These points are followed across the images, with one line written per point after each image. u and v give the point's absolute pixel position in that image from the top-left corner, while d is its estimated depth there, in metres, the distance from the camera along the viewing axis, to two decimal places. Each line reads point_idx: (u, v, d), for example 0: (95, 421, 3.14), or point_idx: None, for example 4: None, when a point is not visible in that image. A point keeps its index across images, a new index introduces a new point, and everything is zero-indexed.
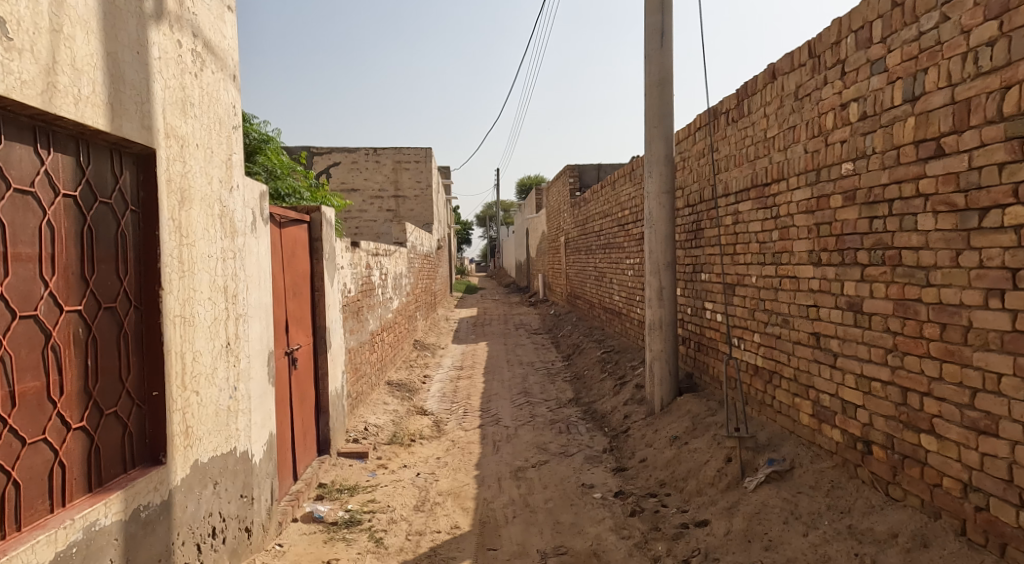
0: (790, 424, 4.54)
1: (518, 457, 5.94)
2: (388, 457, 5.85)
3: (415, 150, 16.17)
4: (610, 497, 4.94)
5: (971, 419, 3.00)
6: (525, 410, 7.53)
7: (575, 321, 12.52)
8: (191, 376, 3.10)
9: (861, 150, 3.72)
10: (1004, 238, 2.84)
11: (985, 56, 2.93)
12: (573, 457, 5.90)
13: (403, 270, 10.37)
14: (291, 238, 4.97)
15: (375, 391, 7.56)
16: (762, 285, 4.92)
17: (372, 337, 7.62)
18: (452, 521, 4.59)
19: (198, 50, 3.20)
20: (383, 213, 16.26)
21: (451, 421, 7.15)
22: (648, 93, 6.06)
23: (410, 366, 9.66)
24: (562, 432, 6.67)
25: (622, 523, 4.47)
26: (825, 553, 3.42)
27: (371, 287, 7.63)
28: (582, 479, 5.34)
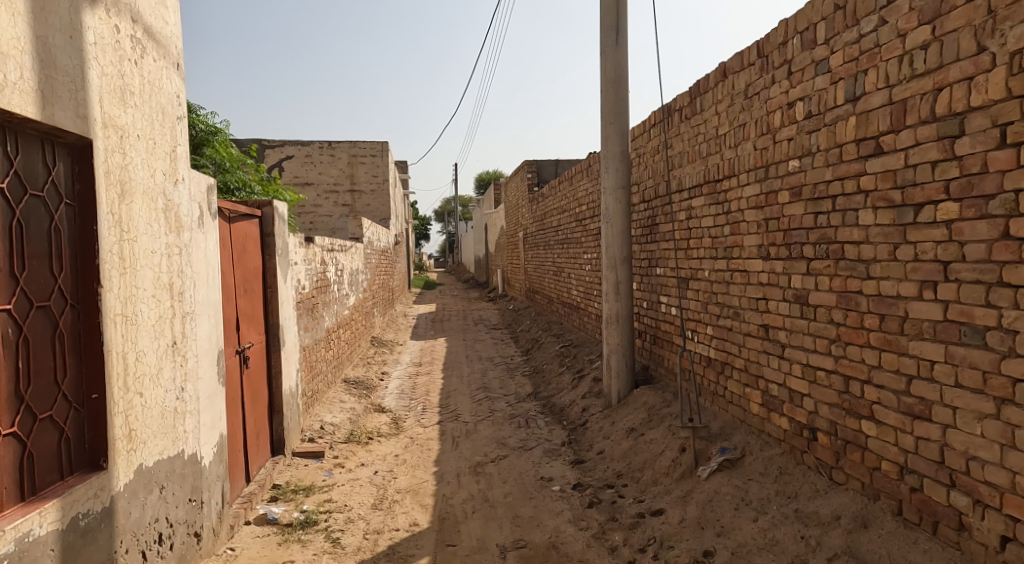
0: (741, 414, 4.69)
1: (478, 452, 5.98)
2: (345, 456, 5.83)
3: (370, 143, 15.99)
4: (568, 489, 5.02)
5: (906, 405, 3.14)
6: (484, 405, 7.57)
7: (533, 316, 12.61)
8: (135, 377, 3.06)
9: (807, 148, 3.85)
10: (937, 233, 2.95)
11: (919, 59, 3.04)
12: (532, 451, 5.97)
13: (359, 266, 10.28)
14: (241, 233, 4.90)
15: (332, 390, 7.50)
16: (714, 278, 5.05)
17: (328, 334, 7.54)
18: (411, 518, 4.61)
19: (137, 36, 3.14)
20: (338, 208, 16.05)
21: (409, 418, 7.15)
22: (604, 91, 6.15)
23: (367, 363, 9.60)
24: (521, 426, 6.73)
25: (579, 515, 4.55)
26: (773, 537, 3.55)
27: (326, 283, 7.55)
28: (541, 472, 5.41)
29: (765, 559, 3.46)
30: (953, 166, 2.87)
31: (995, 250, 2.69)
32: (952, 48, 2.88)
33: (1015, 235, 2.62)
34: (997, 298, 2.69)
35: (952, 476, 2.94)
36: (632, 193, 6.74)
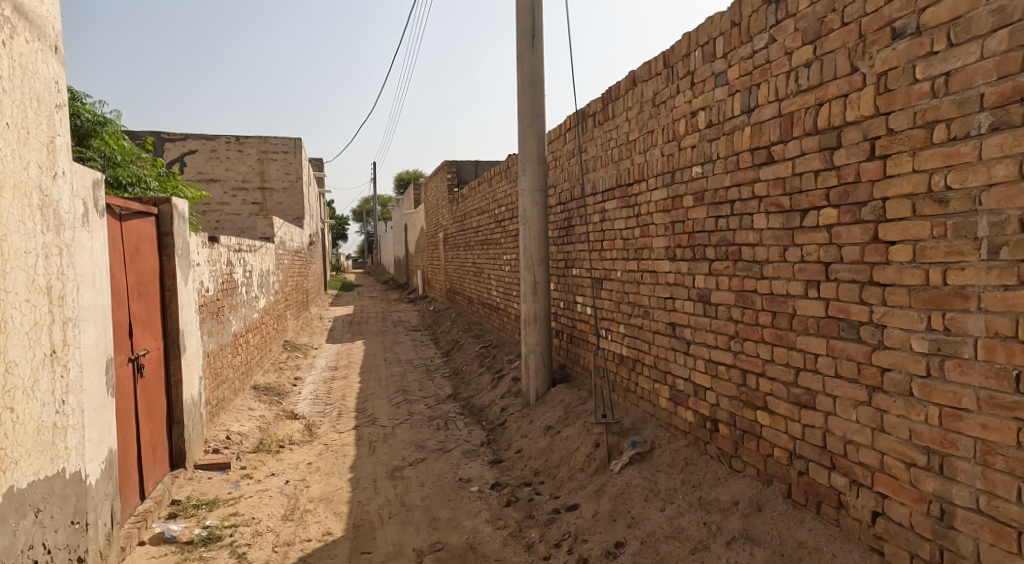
0: (651, 408, 4.92)
1: (396, 456, 5.97)
2: (253, 466, 5.70)
3: (281, 139, 15.58)
4: (486, 489, 5.10)
5: (794, 395, 3.40)
6: (403, 408, 7.56)
7: (453, 317, 12.66)
8: (4, 390, 2.92)
9: (708, 155, 4.08)
10: (820, 236, 3.19)
11: (803, 76, 3.29)
12: (450, 452, 6.02)
13: (270, 267, 10.00)
14: (134, 232, 4.72)
15: (239, 398, 7.28)
16: (626, 279, 5.26)
17: (235, 338, 7.31)
18: (324, 527, 4.58)
19: (6, 15, 2.99)
20: (248, 206, 15.50)
21: (324, 424, 7.05)
22: (520, 94, 6.28)
23: (279, 368, 9.37)
24: (440, 428, 6.77)
25: (497, 514, 4.64)
26: (679, 525, 3.74)
27: (233, 286, 7.34)
28: (460, 474, 5.47)
29: (671, 546, 3.64)
30: (832, 175, 3.09)
31: (867, 252, 2.89)
32: (830, 67, 3.10)
33: (883, 239, 2.80)
34: (869, 297, 2.88)
35: (833, 459, 3.16)
36: (549, 195, 6.90)
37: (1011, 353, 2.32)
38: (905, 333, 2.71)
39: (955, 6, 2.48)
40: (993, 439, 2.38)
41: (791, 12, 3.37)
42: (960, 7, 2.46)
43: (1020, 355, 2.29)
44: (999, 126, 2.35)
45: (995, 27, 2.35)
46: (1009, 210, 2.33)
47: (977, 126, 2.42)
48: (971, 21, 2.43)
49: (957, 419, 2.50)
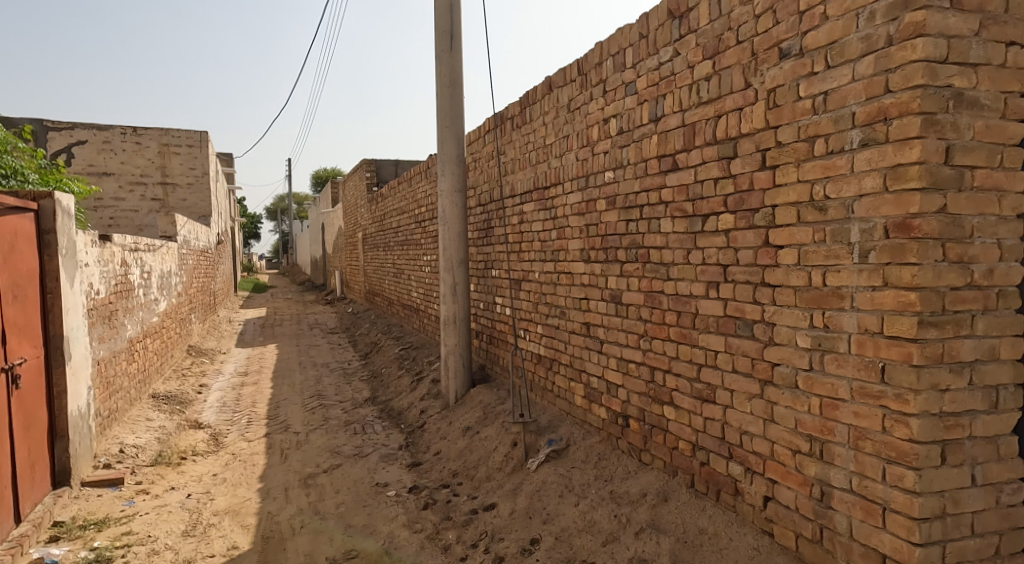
0: (566, 406, 5.06)
1: (309, 463, 5.88)
2: (150, 481, 5.47)
3: (186, 132, 14.98)
4: (403, 493, 5.11)
5: (697, 390, 3.59)
6: (318, 413, 7.44)
7: (372, 319, 12.52)
8: None
9: (619, 161, 4.26)
10: (719, 240, 3.39)
11: (704, 88, 3.49)
12: (367, 457, 5.98)
13: (172, 267, 9.57)
14: (8, 229, 4.45)
15: (136, 408, 6.96)
16: (543, 280, 5.39)
17: (130, 344, 6.97)
18: (230, 541, 4.47)
19: None
20: (147, 202, 14.72)
21: (231, 432, 6.84)
22: (439, 94, 6.31)
23: (182, 375, 8.98)
24: (357, 432, 6.71)
25: (414, 517, 4.66)
26: (592, 519, 3.88)
27: (128, 288, 7.00)
28: (376, 478, 5.44)
29: (584, 540, 3.77)
30: (729, 183, 3.30)
31: (760, 255, 3.10)
32: (726, 82, 3.31)
33: (773, 243, 3.02)
34: (761, 296, 3.10)
35: (730, 449, 3.37)
36: (469, 196, 6.97)
37: (878, 348, 2.54)
38: (791, 330, 2.93)
39: (831, 31, 2.70)
40: (863, 426, 2.60)
41: (692, 28, 3.56)
42: (835, 33, 2.68)
43: (885, 349, 2.51)
44: (867, 142, 2.57)
45: (864, 53, 2.57)
46: (876, 218, 2.55)
47: (849, 141, 2.63)
48: (844, 46, 2.65)
49: (834, 408, 2.72)
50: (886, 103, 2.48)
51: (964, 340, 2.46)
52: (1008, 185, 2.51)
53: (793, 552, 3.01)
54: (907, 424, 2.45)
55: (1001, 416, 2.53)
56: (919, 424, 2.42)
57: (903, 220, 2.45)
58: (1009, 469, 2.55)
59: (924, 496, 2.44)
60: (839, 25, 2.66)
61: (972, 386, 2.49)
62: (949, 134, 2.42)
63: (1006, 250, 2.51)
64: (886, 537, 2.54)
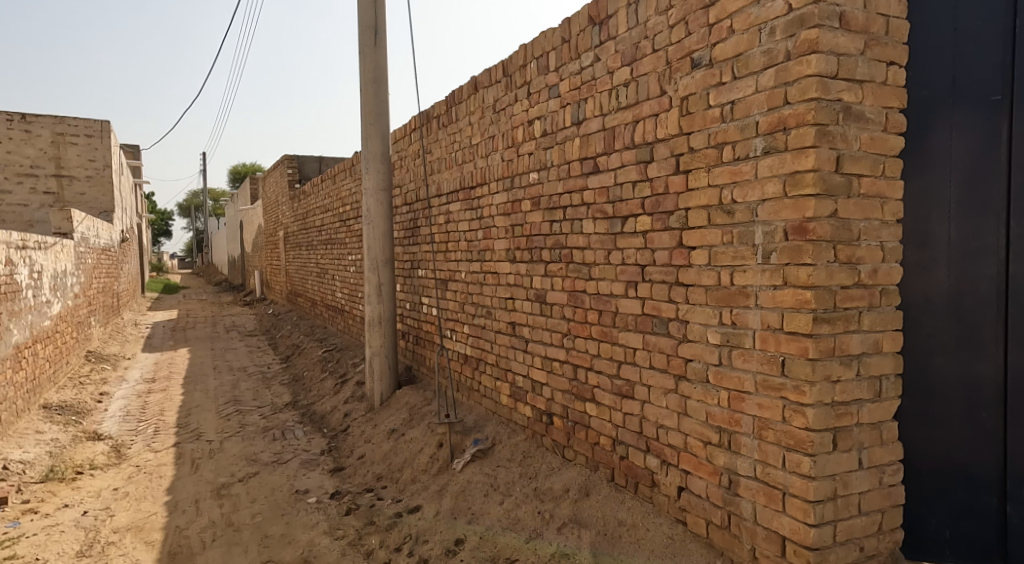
0: (492, 406, 5.12)
1: (223, 473, 5.70)
2: (40, 499, 5.18)
3: (84, 122, 14.22)
4: (324, 499, 5.03)
5: (617, 386, 3.71)
6: (234, 420, 7.21)
7: (294, 321, 12.23)
8: None
9: (543, 163, 4.34)
10: (637, 241, 3.52)
11: (622, 94, 3.60)
12: (287, 463, 5.85)
13: (66, 267, 9.05)
14: None
15: (25, 420, 6.54)
16: (469, 280, 5.43)
17: (16, 351, 6.55)
18: (131, 559, 4.29)
19: None
20: (38, 195, 13.90)
21: (135, 443, 6.54)
22: (363, 90, 6.25)
23: (80, 383, 8.49)
24: (276, 439, 6.55)
25: (336, 524, 4.59)
26: (516, 517, 3.93)
27: (13, 290, 6.59)
28: (296, 485, 5.33)
29: (508, 538, 3.81)
30: (646, 186, 3.43)
31: (674, 256, 3.23)
32: (643, 88, 3.43)
33: (686, 244, 3.16)
34: (676, 295, 3.24)
35: (647, 443, 3.50)
36: (394, 195, 6.94)
37: (779, 343, 2.70)
38: (703, 327, 3.08)
39: (737, 44, 2.86)
40: (766, 416, 2.76)
41: (612, 34, 3.67)
42: (740, 46, 2.84)
43: (785, 344, 2.67)
44: (770, 149, 2.72)
45: (766, 66, 2.73)
46: (776, 221, 2.70)
47: (753, 149, 2.79)
48: (748, 59, 2.80)
49: (741, 400, 2.88)
50: (785, 113, 2.65)
51: (853, 335, 2.65)
52: (891, 192, 2.72)
53: (704, 538, 3.15)
54: (804, 413, 2.61)
55: (884, 404, 2.73)
56: (814, 413, 2.59)
57: (800, 223, 2.62)
58: (891, 452, 2.76)
59: (818, 480, 2.61)
60: (744, 39, 2.82)
61: (860, 377, 2.69)
62: (839, 144, 2.60)
63: (888, 251, 2.73)
64: (785, 519, 2.71)
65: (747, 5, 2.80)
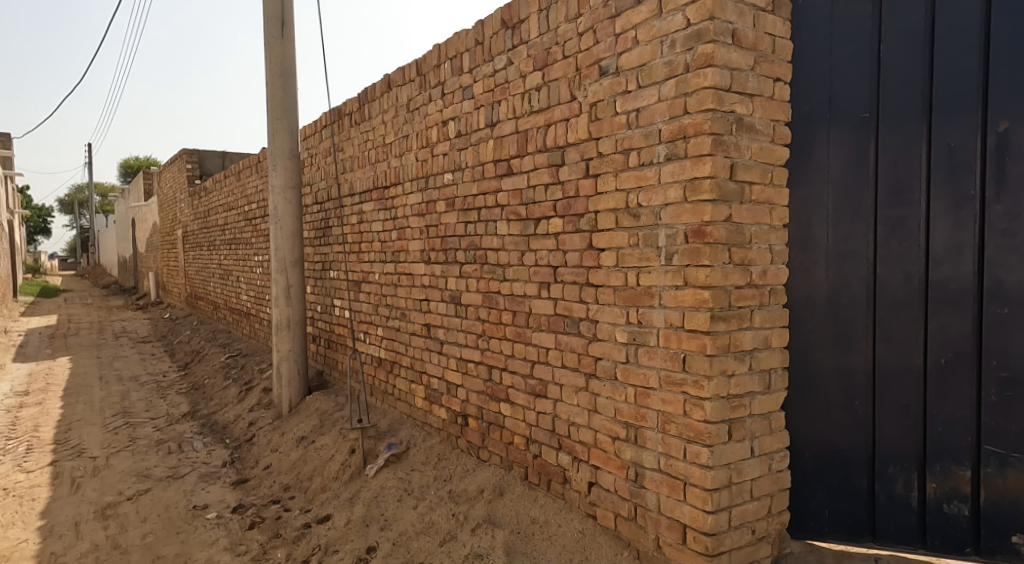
0: (407, 409, 5.10)
1: (109, 491, 5.38)
2: None
3: None
4: (225, 514, 4.83)
5: (530, 385, 3.78)
6: (123, 434, 6.82)
7: (193, 326, 11.71)
8: None
9: (458, 163, 4.37)
10: (550, 243, 3.60)
11: (535, 98, 3.68)
12: (184, 478, 5.59)
13: None
14: None
15: None
16: (383, 281, 5.38)
17: None
18: None
19: None
20: None
21: (4, 464, 6.06)
22: (270, 84, 6.08)
23: None
24: (171, 452, 6.25)
25: (237, 539, 4.43)
26: (430, 520, 3.92)
27: None
28: (194, 501, 5.09)
29: (422, 542, 3.79)
30: (558, 189, 3.52)
31: (585, 258, 3.34)
32: (554, 93, 3.52)
33: (596, 246, 3.26)
34: (586, 296, 3.34)
35: (559, 440, 3.59)
36: (304, 194, 6.79)
37: (680, 340, 2.83)
38: (611, 327, 3.19)
39: (641, 54, 2.98)
40: (669, 411, 2.90)
41: (524, 39, 3.75)
42: (644, 56, 2.97)
43: (686, 342, 2.81)
44: (671, 156, 2.86)
45: (668, 76, 2.86)
46: (677, 225, 2.84)
47: (657, 155, 2.92)
48: (651, 69, 2.93)
49: (646, 396, 3.00)
50: (685, 122, 2.78)
51: (746, 331, 2.82)
52: (778, 199, 2.92)
53: (613, 531, 3.26)
54: (702, 407, 2.75)
55: (774, 396, 2.93)
56: (711, 406, 2.73)
57: (698, 226, 2.76)
58: (779, 440, 2.95)
59: (715, 469, 2.76)
60: (647, 50, 2.95)
61: (751, 371, 2.86)
62: (733, 153, 2.76)
63: (777, 254, 2.92)
64: (686, 508, 2.84)
65: (650, 17, 2.93)
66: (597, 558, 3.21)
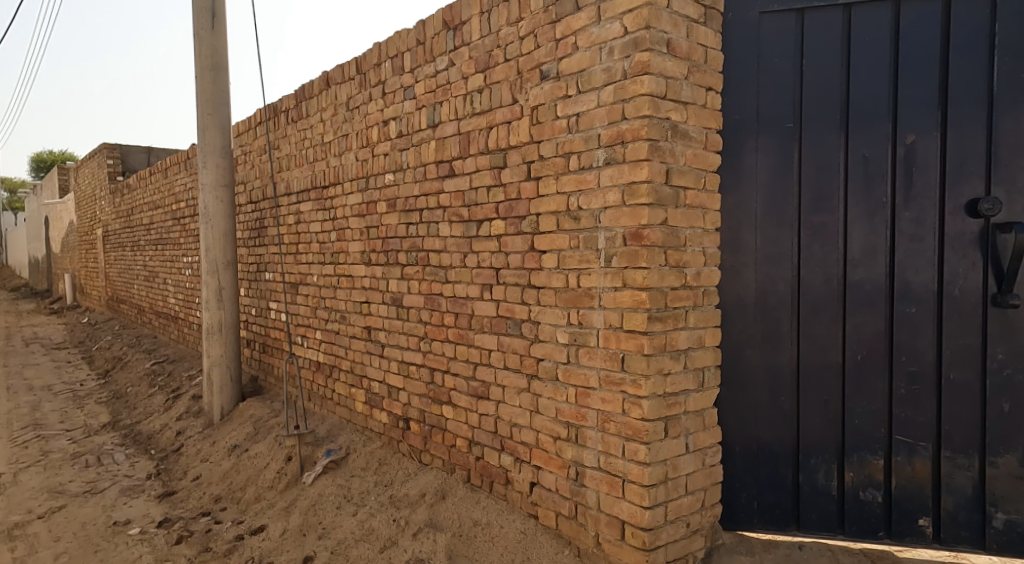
0: (347, 414, 5.02)
1: (18, 509, 5.07)
2: None
3: None
4: (150, 529, 4.62)
5: (472, 388, 3.79)
6: (35, 448, 6.44)
7: (115, 331, 11.18)
8: None
9: (399, 164, 4.34)
10: (492, 245, 3.62)
11: (476, 100, 3.70)
12: (104, 492, 5.32)
13: None
14: None
15: None
16: (322, 283, 5.29)
17: None
18: None
19: None
20: None
21: None
22: (200, 78, 5.89)
23: None
24: (90, 465, 5.94)
25: (164, 554, 4.24)
26: (370, 527, 3.87)
27: None
28: (115, 516, 4.85)
29: (361, 549, 3.74)
30: (500, 191, 3.55)
31: (527, 260, 3.37)
32: (496, 95, 3.55)
33: (538, 248, 3.31)
34: (528, 297, 3.38)
35: (501, 442, 3.61)
36: (237, 193, 6.60)
37: (619, 340, 2.90)
38: (552, 328, 3.24)
39: (581, 60, 3.05)
40: (609, 410, 2.96)
41: (466, 41, 3.77)
42: (584, 62, 3.04)
43: (625, 341, 2.88)
44: (610, 160, 2.93)
45: (606, 82, 2.94)
46: (617, 228, 2.91)
47: (596, 160, 2.99)
48: (591, 75, 3.00)
49: (586, 395, 3.06)
50: (623, 128, 2.86)
51: (681, 331, 2.92)
52: (710, 203, 3.03)
53: (554, 530, 3.30)
54: (640, 405, 2.83)
55: (707, 393, 3.03)
56: (649, 404, 2.81)
57: (636, 229, 2.84)
58: (711, 436, 3.06)
59: (652, 466, 2.83)
60: (587, 56, 3.02)
61: (686, 369, 2.95)
62: (668, 158, 2.85)
63: (710, 256, 3.03)
64: (625, 505, 2.91)
65: (589, 24, 3.01)
66: (539, 557, 3.24)
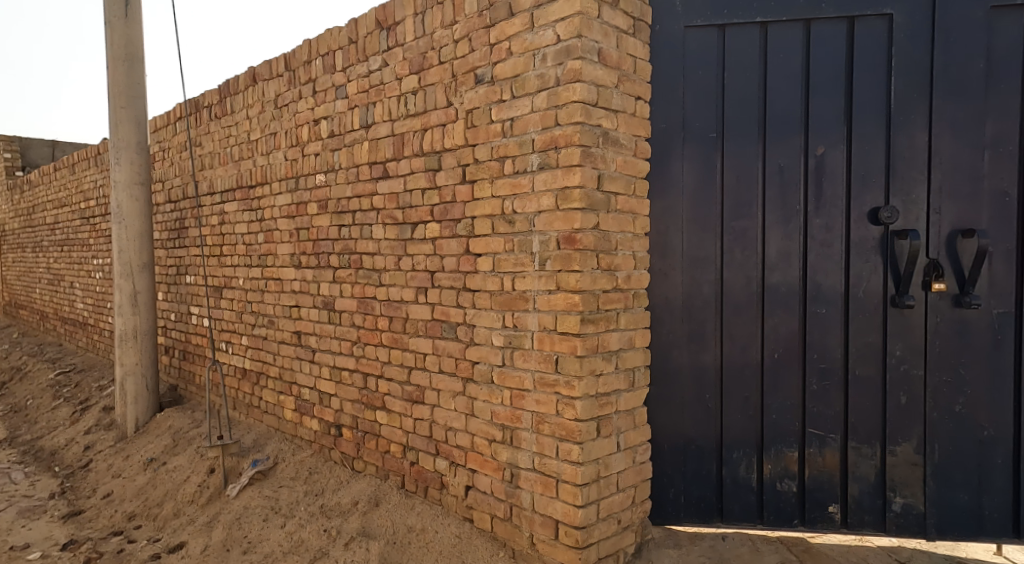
0: (275, 422, 4.88)
1: None
2: None
3: None
4: (54, 552, 4.31)
5: (407, 392, 3.75)
6: None
7: (14, 339, 10.42)
8: None
9: (330, 164, 4.26)
10: (426, 248, 3.61)
11: (411, 101, 3.68)
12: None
13: None
14: None
15: None
16: (248, 287, 5.12)
17: None
18: None
19: None
20: None
21: None
22: (112, 69, 5.60)
23: None
24: None
25: None
26: (299, 538, 3.77)
27: None
28: (13, 539, 4.50)
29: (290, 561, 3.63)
30: (435, 194, 3.54)
31: (462, 263, 3.38)
32: (431, 98, 3.54)
33: (473, 251, 3.32)
34: (464, 300, 3.38)
35: (436, 446, 3.59)
36: (154, 192, 6.30)
37: (554, 342, 2.95)
38: (488, 331, 3.25)
39: (515, 65, 3.09)
40: (544, 411, 3.00)
41: (399, 41, 3.74)
42: (518, 67, 3.07)
43: (559, 343, 2.93)
44: (544, 165, 2.98)
45: (540, 88, 2.99)
46: (551, 231, 2.96)
47: (531, 164, 3.03)
48: (525, 80, 3.04)
49: (521, 397, 3.09)
50: (556, 133, 2.92)
51: (613, 332, 2.99)
52: (639, 209, 3.12)
53: (489, 532, 3.31)
54: (574, 405, 2.88)
55: (637, 393, 3.12)
56: (582, 405, 2.87)
57: (569, 233, 2.89)
58: (641, 434, 3.15)
59: (585, 465, 2.89)
60: (521, 61, 3.06)
61: (618, 369, 3.03)
62: (600, 164, 2.93)
63: (639, 259, 3.12)
64: (559, 504, 2.95)
65: (523, 30, 3.05)
66: (474, 560, 3.25)
